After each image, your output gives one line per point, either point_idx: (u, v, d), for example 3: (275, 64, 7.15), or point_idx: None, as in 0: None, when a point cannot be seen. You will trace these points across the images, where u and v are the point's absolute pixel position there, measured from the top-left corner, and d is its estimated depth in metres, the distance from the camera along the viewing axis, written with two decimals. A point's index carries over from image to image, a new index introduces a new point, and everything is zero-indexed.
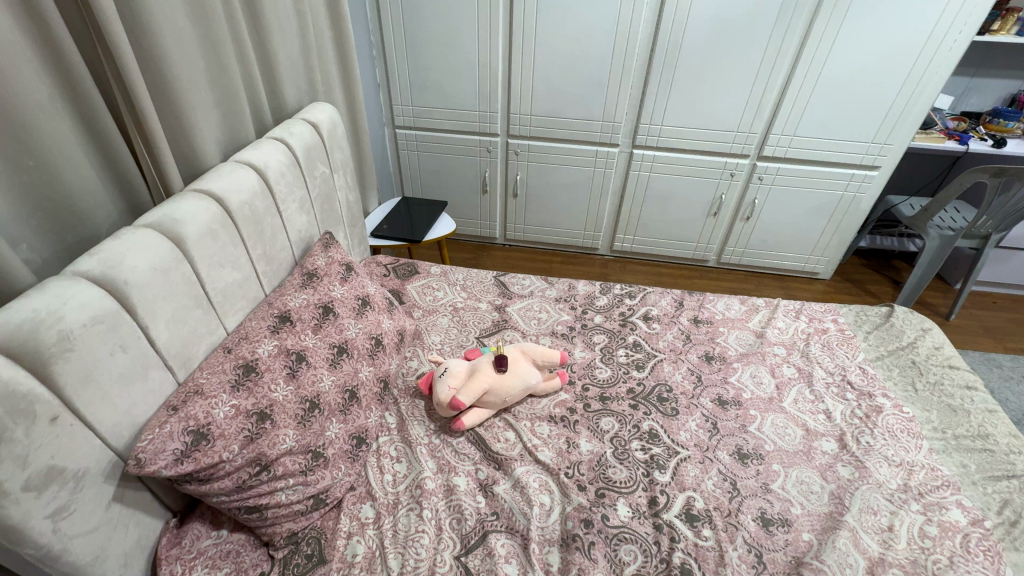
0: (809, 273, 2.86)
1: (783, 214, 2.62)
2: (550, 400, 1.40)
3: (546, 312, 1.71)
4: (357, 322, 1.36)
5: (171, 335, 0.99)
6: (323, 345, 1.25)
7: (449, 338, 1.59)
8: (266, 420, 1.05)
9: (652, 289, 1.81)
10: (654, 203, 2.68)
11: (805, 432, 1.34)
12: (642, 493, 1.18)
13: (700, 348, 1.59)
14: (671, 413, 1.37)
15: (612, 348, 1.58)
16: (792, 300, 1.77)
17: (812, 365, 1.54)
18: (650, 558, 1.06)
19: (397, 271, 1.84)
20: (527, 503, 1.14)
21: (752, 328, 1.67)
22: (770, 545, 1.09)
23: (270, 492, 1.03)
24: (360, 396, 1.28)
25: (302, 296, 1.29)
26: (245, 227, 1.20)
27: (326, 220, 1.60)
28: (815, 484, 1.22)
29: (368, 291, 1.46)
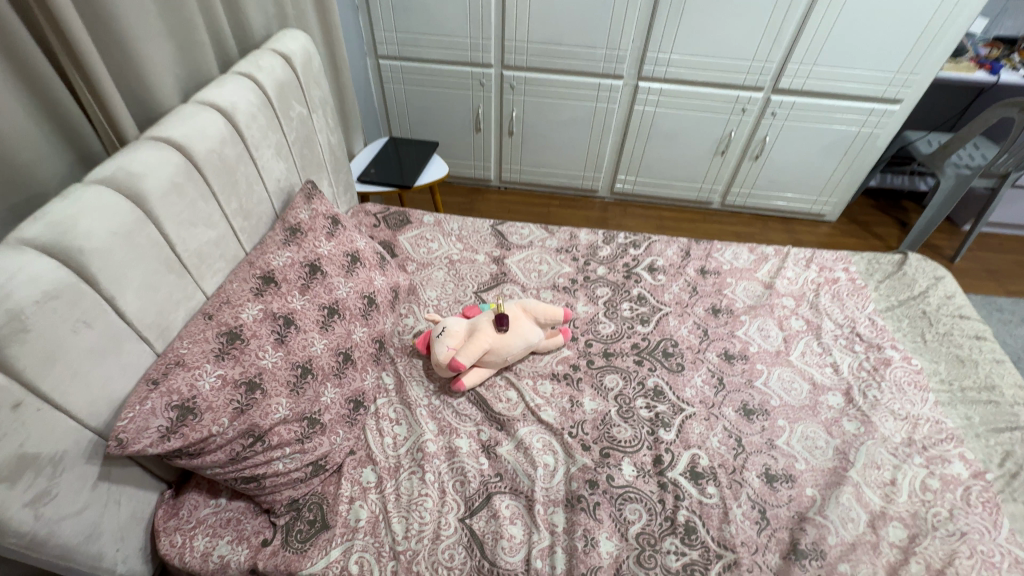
0: (815, 215, 2.77)
1: (794, 153, 2.48)
2: (553, 357, 1.36)
3: (546, 264, 1.63)
4: (347, 280, 1.27)
5: (143, 305, 0.90)
6: (311, 306, 1.17)
7: (446, 294, 1.52)
8: (256, 390, 1.00)
9: (658, 238, 1.72)
10: (658, 141, 2.52)
11: (812, 386, 1.32)
12: (647, 451, 1.17)
13: (707, 300, 1.53)
14: (677, 369, 1.34)
15: (616, 302, 1.51)
16: (803, 248, 1.70)
17: (821, 317, 1.49)
18: (654, 516, 1.06)
19: (387, 221, 1.73)
20: (531, 464, 1.13)
21: (761, 279, 1.61)
22: (774, 501, 1.09)
23: (267, 462, 1.00)
24: (355, 358, 1.22)
25: (285, 254, 1.19)
26: (215, 179, 1.07)
27: (307, 167, 1.47)
28: (820, 439, 1.21)
29: (357, 246, 1.36)
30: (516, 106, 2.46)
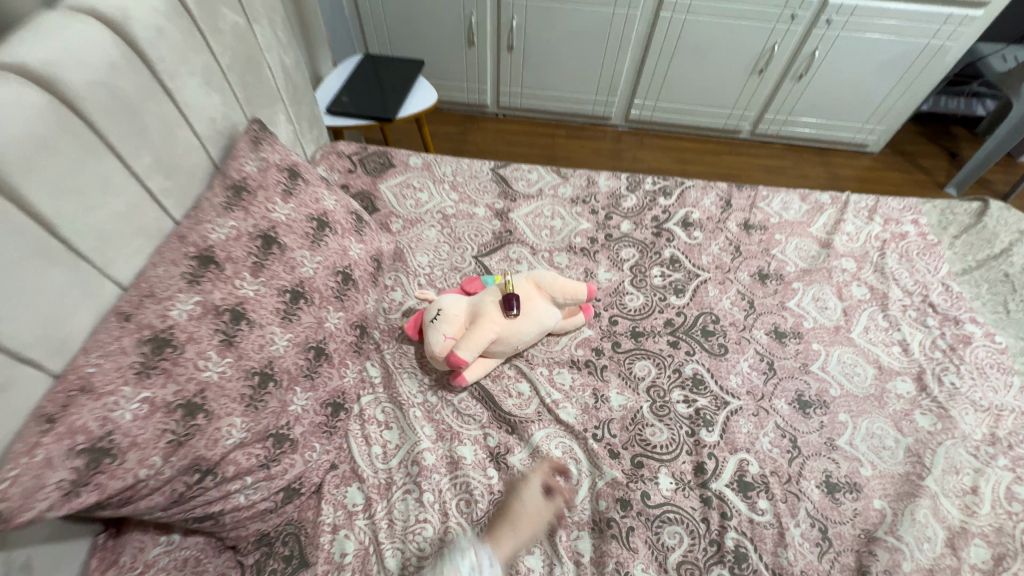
0: (856, 146, 2.44)
1: (845, 71, 2.10)
2: (572, 340, 1.14)
3: (559, 220, 1.35)
4: (314, 252, 1.00)
5: (15, 318, 0.64)
6: (268, 292, 0.92)
7: (440, 260, 1.27)
8: (199, 413, 0.77)
9: (692, 183, 1.42)
10: (686, 58, 2.12)
11: (877, 370, 1.12)
12: (687, 457, 0.98)
13: (752, 264, 1.28)
14: (719, 352, 1.12)
15: (644, 267, 1.26)
16: (865, 196, 1.42)
17: (888, 283, 1.25)
18: (697, 540, 0.89)
19: (365, 165, 1.42)
20: (550, 478, 0.94)
21: (815, 235, 1.34)
22: (836, 517, 0.93)
23: (224, 496, 0.80)
24: (331, 351, 0.99)
25: (228, 223, 0.91)
26: (111, 125, 0.76)
27: (254, 98, 1.13)
28: (888, 437, 1.02)
29: (325, 206, 1.07)
30: (517, 13, 2.02)
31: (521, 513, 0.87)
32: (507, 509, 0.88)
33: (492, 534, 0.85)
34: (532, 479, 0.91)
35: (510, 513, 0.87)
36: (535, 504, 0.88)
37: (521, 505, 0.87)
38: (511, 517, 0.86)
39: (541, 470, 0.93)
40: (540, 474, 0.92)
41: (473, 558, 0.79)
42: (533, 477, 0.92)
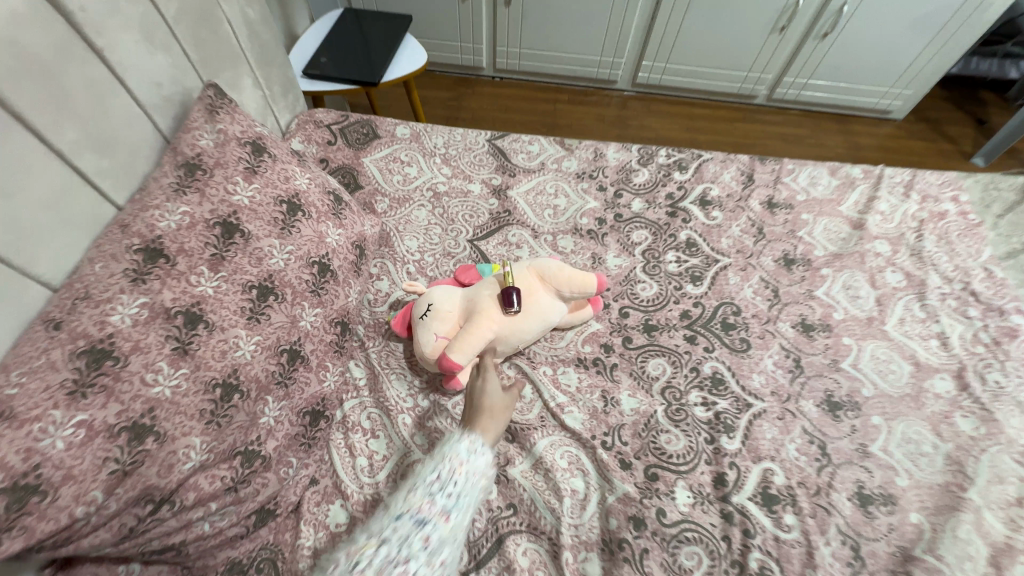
0: (879, 112, 2.27)
1: (874, 28, 1.92)
2: (578, 335, 1.03)
3: (563, 197, 1.23)
4: (285, 241, 0.87)
5: None
6: (230, 289, 0.79)
7: (431, 244, 1.14)
8: (148, 437, 0.66)
9: (710, 156, 1.28)
10: (700, 14, 1.93)
11: (913, 367, 1.01)
12: (705, 467, 0.89)
13: (776, 247, 1.16)
14: (741, 348, 1.02)
15: (658, 251, 1.14)
16: (901, 169, 1.28)
17: (926, 269, 1.14)
18: (718, 561, 0.80)
19: (346, 136, 1.27)
20: (554, 493, 0.85)
21: (846, 214, 1.22)
22: (869, 534, 0.84)
23: (185, 525, 0.70)
24: (308, 354, 0.87)
25: (179, 209, 0.78)
26: (20, 91, 0.62)
27: (211, 60, 0.97)
28: (926, 443, 0.93)
29: (297, 186, 0.94)
30: None
31: (491, 406, 0.83)
32: (475, 407, 0.83)
33: (471, 427, 0.80)
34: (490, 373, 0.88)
35: (482, 406, 0.82)
36: (500, 394, 0.85)
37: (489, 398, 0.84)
38: (483, 410, 0.82)
39: (489, 360, 0.89)
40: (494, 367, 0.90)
41: (471, 442, 0.77)
42: (486, 369, 0.87)
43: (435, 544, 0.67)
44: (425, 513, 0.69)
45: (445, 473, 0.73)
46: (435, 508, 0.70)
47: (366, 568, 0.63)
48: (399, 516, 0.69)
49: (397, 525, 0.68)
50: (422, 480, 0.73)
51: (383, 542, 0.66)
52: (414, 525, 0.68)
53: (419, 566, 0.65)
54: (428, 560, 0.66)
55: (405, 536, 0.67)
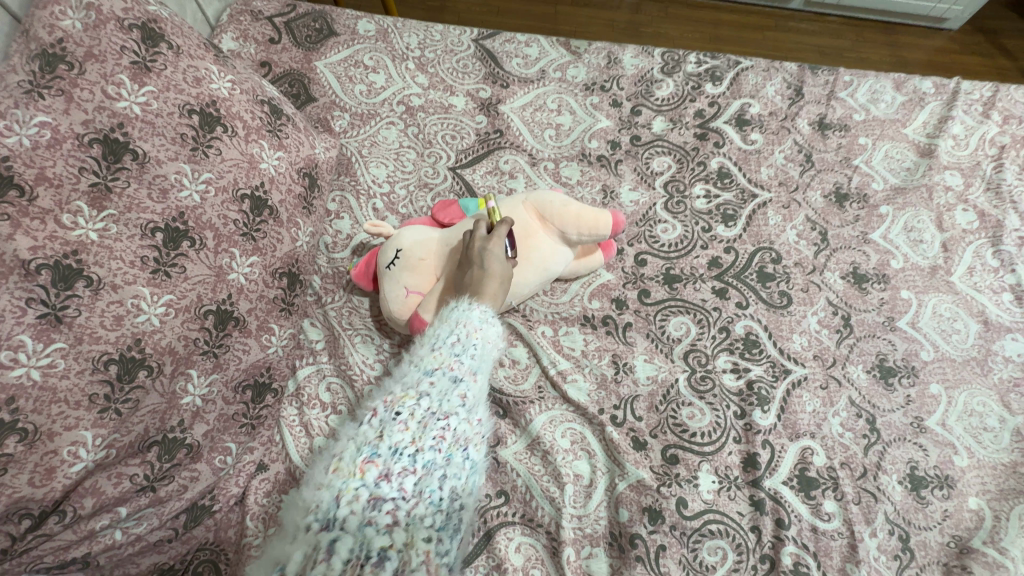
0: (933, 21, 1.94)
1: None
2: (585, 287, 0.84)
3: (568, 115, 0.99)
4: (200, 168, 0.66)
5: None
6: (123, 233, 0.58)
7: (404, 174, 0.93)
8: (10, 438, 0.48)
9: (751, 62, 1.03)
10: None
11: (982, 326, 0.85)
12: (734, 447, 0.75)
13: (827, 179, 0.95)
14: (780, 303, 0.84)
15: (683, 182, 0.93)
16: (982, 82, 1.04)
17: (1004, 207, 0.94)
18: (746, 557, 0.68)
19: (293, 32, 1.00)
20: (553, 479, 0.71)
21: (912, 139, 1.00)
22: (921, 522, 0.72)
23: (88, 536, 0.55)
24: (244, 315, 0.69)
25: (34, 118, 0.55)
26: None
27: None
28: (991, 416, 0.79)
29: (216, 92, 0.70)
30: None
31: (502, 274, 0.69)
32: (480, 272, 0.67)
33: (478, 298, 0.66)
34: (497, 231, 0.70)
35: (491, 272, 0.67)
36: (509, 264, 0.70)
37: (495, 264, 0.68)
38: (493, 277, 0.68)
39: (507, 222, 0.71)
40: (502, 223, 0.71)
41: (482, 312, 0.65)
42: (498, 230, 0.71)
43: (472, 403, 0.59)
44: (458, 371, 0.59)
45: (466, 334, 0.62)
46: (466, 366, 0.60)
47: (408, 420, 0.54)
48: (433, 368, 0.58)
49: (431, 377, 0.58)
50: (442, 338, 0.62)
51: (422, 395, 0.56)
52: (450, 381, 0.58)
53: (461, 424, 0.57)
54: (469, 418, 0.58)
55: (443, 391, 0.57)
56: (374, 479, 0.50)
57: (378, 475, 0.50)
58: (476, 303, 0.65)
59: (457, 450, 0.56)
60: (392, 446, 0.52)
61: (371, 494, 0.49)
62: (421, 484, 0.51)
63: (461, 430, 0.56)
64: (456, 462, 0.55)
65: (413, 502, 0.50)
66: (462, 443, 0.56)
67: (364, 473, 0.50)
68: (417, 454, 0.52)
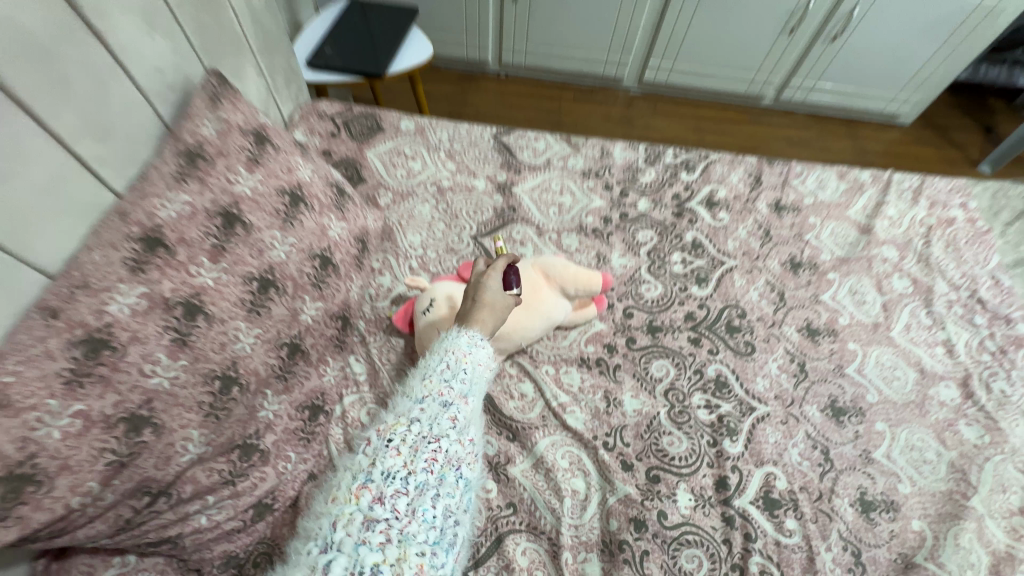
0: (886, 117, 2.26)
1: (884, 32, 1.91)
2: (582, 334, 1.01)
3: (568, 195, 1.21)
4: (287, 234, 0.86)
5: None
6: (231, 280, 0.78)
7: (434, 240, 1.14)
8: (146, 429, 0.65)
9: (719, 156, 1.27)
10: (710, 12, 1.91)
11: (919, 374, 1.00)
12: (707, 470, 0.88)
13: (783, 250, 1.15)
14: (745, 351, 1.01)
15: (663, 251, 1.13)
16: (910, 174, 1.26)
17: (933, 276, 1.13)
18: (718, 565, 0.80)
19: (350, 128, 1.26)
20: (555, 493, 0.84)
21: (853, 219, 1.21)
22: (871, 540, 0.84)
23: (182, 518, 0.70)
24: (308, 348, 0.87)
25: (180, 198, 0.76)
26: (19, 74, 0.60)
27: (215, 48, 0.96)
28: (929, 450, 0.92)
29: (300, 178, 0.92)
30: None
31: (493, 303, 0.83)
32: (473, 301, 0.82)
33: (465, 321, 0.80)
34: (495, 268, 0.86)
35: (483, 301, 0.82)
36: (503, 294, 0.84)
37: (488, 293, 0.83)
38: (483, 306, 0.82)
39: (505, 261, 0.88)
40: (501, 263, 0.88)
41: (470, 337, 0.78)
42: (495, 266, 0.87)
43: (461, 424, 0.71)
44: (447, 396, 0.72)
45: (455, 360, 0.76)
46: (455, 391, 0.73)
47: (399, 446, 0.65)
48: (423, 397, 0.71)
49: (422, 406, 0.70)
50: (433, 367, 0.75)
51: (413, 422, 0.68)
52: (439, 406, 0.71)
53: (451, 445, 0.69)
54: (458, 438, 0.70)
55: (433, 417, 0.70)
56: (368, 503, 0.61)
57: (372, 499, 0.61)
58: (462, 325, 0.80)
59: (448, 470, 0.67)
60: (385, 471, 0.63)
61: (365, 516, 0.60)
62: (413, 504, 0.62)
63: (452, 452, 0.68)
64: (447, 480, 0.67)
65: (406, 520, 0.61)
66: (453, 463, 0.68)
67: (359, 498, 0.61)
68: (409, 477, 0.64)
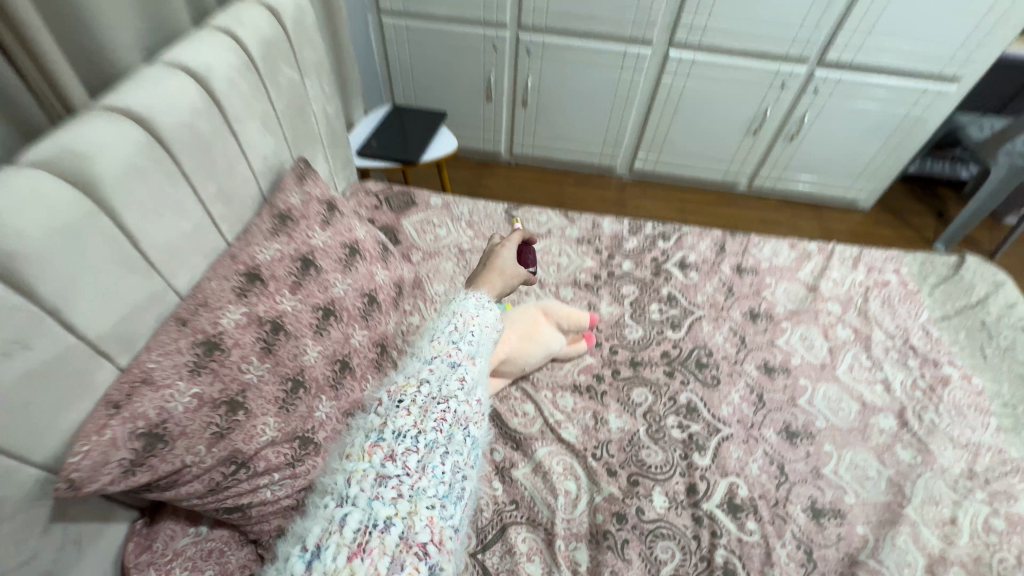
0: (848, 202, 2.59)
1: (832, 135, 2.28)
2: (575, 366, 1.22)
3: (565, 257, 1.48)
4: (345, 276, 1.11)
5: (99, 315, 0.75)
6: (304, 308, 1.01)
7: (454, 290, 1.39)
8: (239, 411, 0.86)
9: (689, 229, 1.55)
10: (686, 117, 2.31)
11: (861, 406, 1.19)
12: (680, 478, 1.05)
13: (744, 303, 1.38)
14: (712, 383, 1.21)
15: (643, 302, 1.37)
16: (850, 245, 1.53)
17: (871, 326, 1.34)
18: (688, 555, 0.95)
19: (390, 202, 1.56)
20: (551, 491, 1.01)
21: (803, 280, 1.45)
22: (821, 541, 0.98)
23: (253, 489, 0.88)
24: (354, 365, 1.05)
25: (274, 247, 1.03)
26: (188, 160, 0.90)
27: (300, 142, 1.28)
28: (871, 468, 1.08)
29: (356, 236, 1.19)
30: (532, 73, 2.24)
31: (500, 268, 1.10)
32: (488, 265, 1.09)
33: (478, 282, 1.06)
34: (506, 244, 1.14)
35: (494, 266, 1.09)
36: (510, 262, 1.11)
37: (499, 260, 1.10)
38: (492, 269, 1.09)
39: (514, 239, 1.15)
40: (511, 240, 1.15)
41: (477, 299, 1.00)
42: (507, 240, 1.15)
43: (467, 386, 0.87)
44: (454, 358, 0.89)
45: (463, 324, 0.94)
46: (462, 353, 0.91)
47: (410, 407, 0.80)
48: (432, 358, 0.88)
49: (431, 366, 0.87)
50: (442, 329, 0.93)
51: (422, 385, 0.84)
52: (448, 366, 0.88)
53: (458, 405, 0.84)
54: (466, 399, 0.86)
55: (441, 379, 0.86)
56: (380, 461, 0.74)
57: (384, 457, 0.74)
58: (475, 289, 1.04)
59: (456, 430, 0.82)
60: (395, 431, 0.78)
61: (378, 473, 0.73)
62: (422, 461, 0.76)
63: (458, 412, 0.83)
64: (456, 438, 0.81)
65: (415, 476, 0.74)
66: (461, 423, 0.83)
67: (373, 456, 0.74)
68: (419, 437, 0.78)
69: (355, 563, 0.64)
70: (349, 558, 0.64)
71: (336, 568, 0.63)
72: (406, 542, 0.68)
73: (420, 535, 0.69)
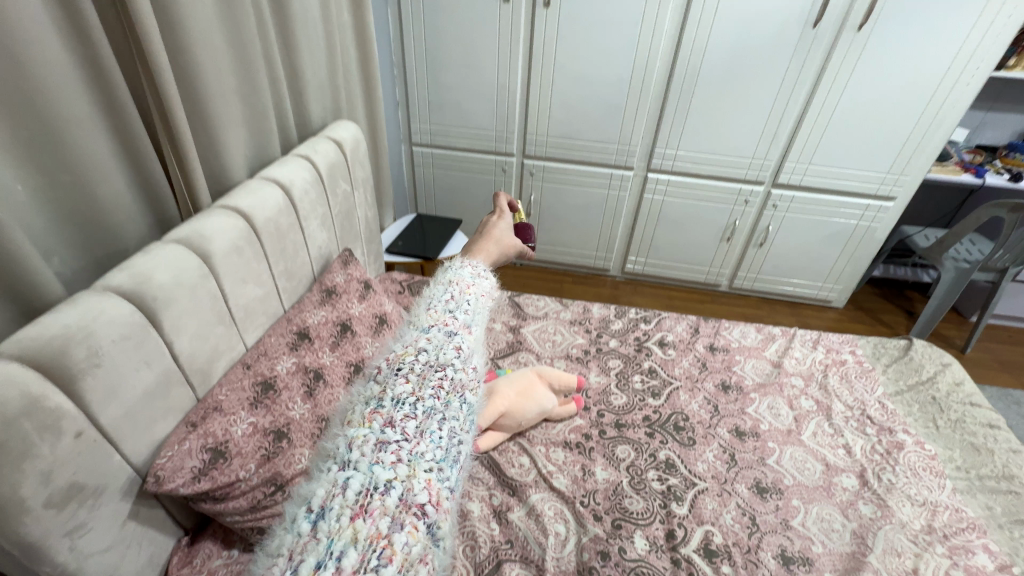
0: (823, 301, 2.84)
1: (797, 242, 2.62)
2: (566, 426, 1.39)
3: (560, 335, 1.71)
4: (375, 340, 1.32)
5: (194, 350, 0.98)
6: (340, 363, 1.20)
7: None
8: (283, 439, 1.03)
9: (667, 314, 1.80)
10: (667, 226, 2.69)
11: (825, 467, 1.32)
12: (660, 525, 1.16)
13: (716, 376, 1.57)
14: (688, 443, 1.36)
15: (627, 374, 1.57)
16: (810, 330, 1.75)
17: (832, 398, 1.51)
18: None
19: (411, 288, 1.85)
20: (542, 532, 1.12)
21: (768, 357, 1.65)
22: None
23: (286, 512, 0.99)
24: None
25: (320, 314, 1.27)
26: (269, 244, 1.20)
27: (345, 236, 1.61)
28: (837, 521, 1.19)
29: (386, 309, 1.43)
30: (534, 190, 2.68)
31: (497, 239, 1.15)
32: (484, 236, 1.15)
33: (473, 250, 1.11)
34: (502, 217, 1.20)
35: (490, 237, 1.14)
36: (507, 234, 1.18)
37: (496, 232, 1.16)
38: (489, 239, 1.14)
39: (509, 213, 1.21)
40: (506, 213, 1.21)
41: (474, 268, 1.04)
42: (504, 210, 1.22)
43: (464, 354, 0.86)
44: (450, 326, 0.90)
45: (459, 293, 0.97)
46: (458, 322, 0.92)
47: (407, 375, 0.79)
48: (429, 326, 0.89)
49: (428, 336, 0.87)
50: (438, 299, 0.96)
51: (419, 353, 0.83)
52: (445, 335, 0.88)
53: (454, 373, 0.82)
54: (462, 366, 0.84)
55: (438, 348, 0.85)
56: (380, 427, 0.72)
57: (383, 424, 0.73)
58: (471, 256, 1.09)
59: (453, 397, 0.79)
60: (395, 398, 0.76)
61: (378, 439, 0.71)
62: (420, 428, 0.74)
63: (455, 380, 0.81)
64: (452, 405, 0.78)
65: (414, 442, 0.72)
66: (457, 390, 0.80)
67: (372, 423, 0.73)
68: (417, 404, 0.76)
69: (358, 522, 0.62)
70: (352, 518, 0.62)
71: (340, 527, 0.61)
72: (406, 503, 0.66)
73: (418, 496, 0.66)
